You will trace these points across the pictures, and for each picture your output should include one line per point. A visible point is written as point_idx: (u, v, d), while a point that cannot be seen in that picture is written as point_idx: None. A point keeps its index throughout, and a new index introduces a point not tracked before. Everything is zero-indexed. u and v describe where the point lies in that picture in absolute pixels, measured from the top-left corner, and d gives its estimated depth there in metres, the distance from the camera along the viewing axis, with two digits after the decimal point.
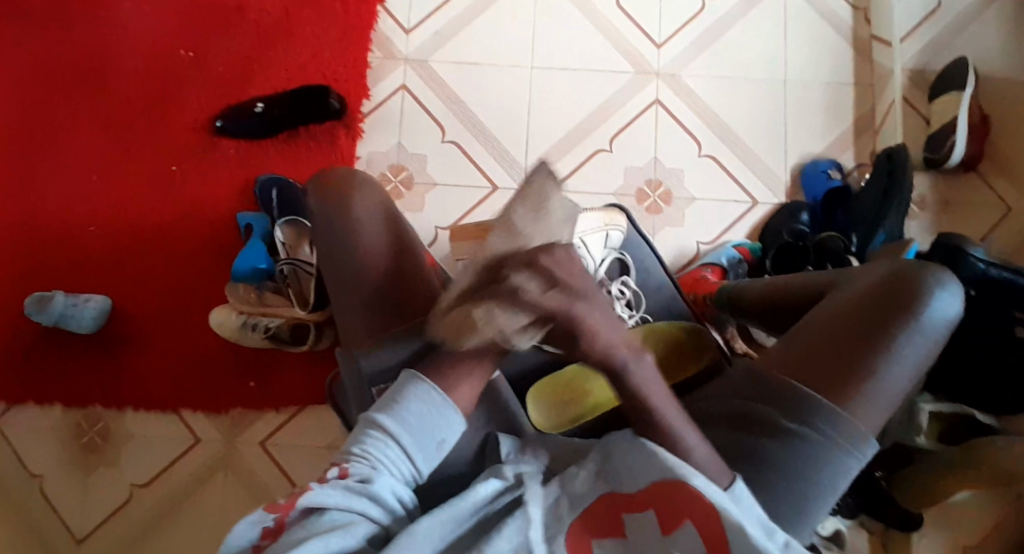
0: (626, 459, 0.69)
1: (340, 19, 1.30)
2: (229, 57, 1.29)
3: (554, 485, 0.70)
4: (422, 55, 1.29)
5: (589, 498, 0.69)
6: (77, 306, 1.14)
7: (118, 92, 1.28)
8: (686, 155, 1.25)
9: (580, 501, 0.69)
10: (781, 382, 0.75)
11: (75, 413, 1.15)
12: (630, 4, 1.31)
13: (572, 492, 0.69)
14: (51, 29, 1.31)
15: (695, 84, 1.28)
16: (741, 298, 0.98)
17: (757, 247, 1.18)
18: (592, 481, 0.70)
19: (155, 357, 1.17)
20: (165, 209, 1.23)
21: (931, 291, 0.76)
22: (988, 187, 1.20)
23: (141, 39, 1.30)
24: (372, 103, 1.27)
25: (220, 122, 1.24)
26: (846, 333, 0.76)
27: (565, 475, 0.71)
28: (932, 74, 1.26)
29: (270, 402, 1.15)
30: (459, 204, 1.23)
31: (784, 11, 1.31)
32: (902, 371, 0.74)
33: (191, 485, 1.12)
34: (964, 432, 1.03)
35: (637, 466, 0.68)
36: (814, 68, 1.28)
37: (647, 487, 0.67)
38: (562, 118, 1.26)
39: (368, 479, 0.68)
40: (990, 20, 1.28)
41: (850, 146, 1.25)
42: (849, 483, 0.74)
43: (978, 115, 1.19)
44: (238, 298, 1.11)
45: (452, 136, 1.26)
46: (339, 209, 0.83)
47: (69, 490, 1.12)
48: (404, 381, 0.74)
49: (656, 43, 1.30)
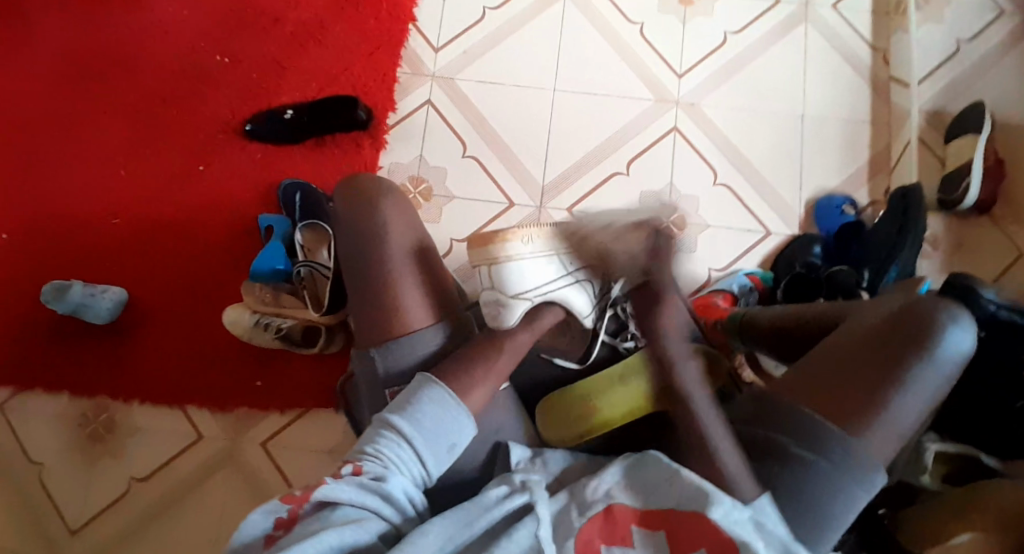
0: (645, 471, 0.72)
1: (370, 32, 1.33)
2: (259, 62, 1.32)
3: (566, 495, 0.71)
4: (448, 71, 1.32)
5: (600, 506, 0.70)
6: (94, 297, 1.15)
7: (148, 90, 1.30)
8: (701, 182, 1.26)
9: (592, 511, 0.69)
10: (793, 408, 0.76)
11: (82, 403, 1.16)
12: (654, 33, 1.34)
13: (582, 501, 0.70)
14: (87, 25, 1.34)
15: (715, 114, 1.30)
16: (753, 323, 0.98)
17: (769, 277, 1.19)
18: (604, 491, 0.71)
19: (166, 352, 1.17)
20: (185, 206, 1.24)
21: (944, 326, 0.76)
22: (1001, 230, 1.21)
23: (175, 40, 1.33)
24: (397, 115, 1.30)
25: (249, 126, 1.27)
26: (859, 363, 0.76)
27: (576, 485, 0.72)
28: (948, 117, 1.28)
29: (275, 404, 1.15)
30: (475, 218, 1.24)
31: (806, 48, 1.33)
32: (913, 404, 0.74)
33: (191, 481, 1.12)
34: (972, 473, 1.00)
35: (656, 482, 0.71)
36: (832, 106, 1.30)
37: (664, 506, 0.69)
38: (581, 139, 1.28)
39: (381, 477, 0.68)
40: (1008, 67, 1.30)
41: (864, 184, 1.26)
42: (856, 515, 0.74)
43: (994, 160, 1.21)
44: (253, 297, 1.13)
45: (472, 151, 1.27)
46: (363, 210, 0.85)
47: (71, 479, 1.12)
48: (418, 384, 0.75)
49: (678, 72, 1.32)
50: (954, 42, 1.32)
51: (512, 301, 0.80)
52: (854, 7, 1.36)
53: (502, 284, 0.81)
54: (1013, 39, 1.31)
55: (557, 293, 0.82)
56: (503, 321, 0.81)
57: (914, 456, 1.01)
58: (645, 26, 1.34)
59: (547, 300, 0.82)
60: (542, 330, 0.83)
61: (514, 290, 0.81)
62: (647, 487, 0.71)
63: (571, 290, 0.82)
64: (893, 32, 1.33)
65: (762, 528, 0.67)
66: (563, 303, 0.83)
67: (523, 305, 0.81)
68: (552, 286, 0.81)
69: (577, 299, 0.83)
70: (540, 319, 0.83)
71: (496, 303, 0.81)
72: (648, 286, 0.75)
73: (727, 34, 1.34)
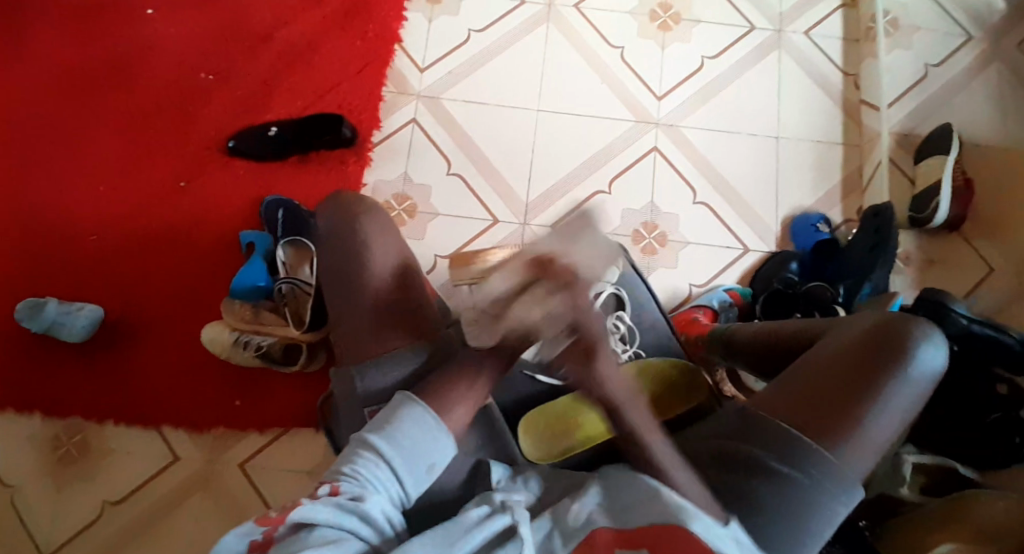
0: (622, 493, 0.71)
1: (356, 52, 1.34)
2: (244, 81, 1.32)
3: (547, 519, 0.71)
4: (433, 92, 1.33)
5: (582, 534, 0.69)
6: (70, 315, 1.13)
7: (131, 106, 1.30)
8: (681, 200, 1.29)
9: (574, 537, 0.70)
10: (773, 423, 0.76)
11: (55, 424, 1.13)
12: (633, 57, 1.37)
13: (565, 527, 0.70)
14: (72, 43, 1.33)
15: (694, 134, 1.33)
16: (736, 339, 0.98)
17: (747, 292, 1.21)
18: (582, 515, 0.71)
19: (145, 370, 1.16)
20: (167, 223, 1.23)
21: (917, 344, 0.77)
22: (971, 248, 1.25)
23: (160, 59, 1.33)
24: (382, 133, 1.30)
25: (232, 143, 1.27)
26: (836, 380, 0.77)
27: (558, 510, 0.72)
28: (918, 138, 1.32)
29: (254, 423, 1.14)
30: (458, 235, 1.25)
31: (782, 72, 1.37)
32: (887, 421, 0.75)
33: (166, 504, 1.10)
34: (950, 485, 1.03)
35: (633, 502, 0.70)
36: (807, 126, 1.34)
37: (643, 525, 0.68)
38: (565, 158, 1.30)
39: (359, 497, 0.67)
40: (975, 89, 1.34)
41: (839, 202, 1.29)
42: (835, 529, 0.74)
43: (963, 179, 1.24)
44: (233, 316, 1.12)
45: (457, 169, 1.28)
46: (348, 229, 0.85)
47: (41, 503, 1.10)
48: (398, 402, 0.75)
49: (658, 94, 1.35)
50: (923, 67, 1.36)
51: None
52: (827, 33, 1.40)
53: None
54: (980, 64, 1.36)
55: None
56: None
57: (893, 469, 1.02)
58: (626, 50, 1.37)
59: None
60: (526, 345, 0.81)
61: None
62: (625, 507, 0.70)
63: None
64: (864, 57, 1.38)
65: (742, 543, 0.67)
66: None
67: None
68: None
69: None
70: None
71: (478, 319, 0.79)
72: (577, 342, 0.61)
73: (704, 58, 1.37)
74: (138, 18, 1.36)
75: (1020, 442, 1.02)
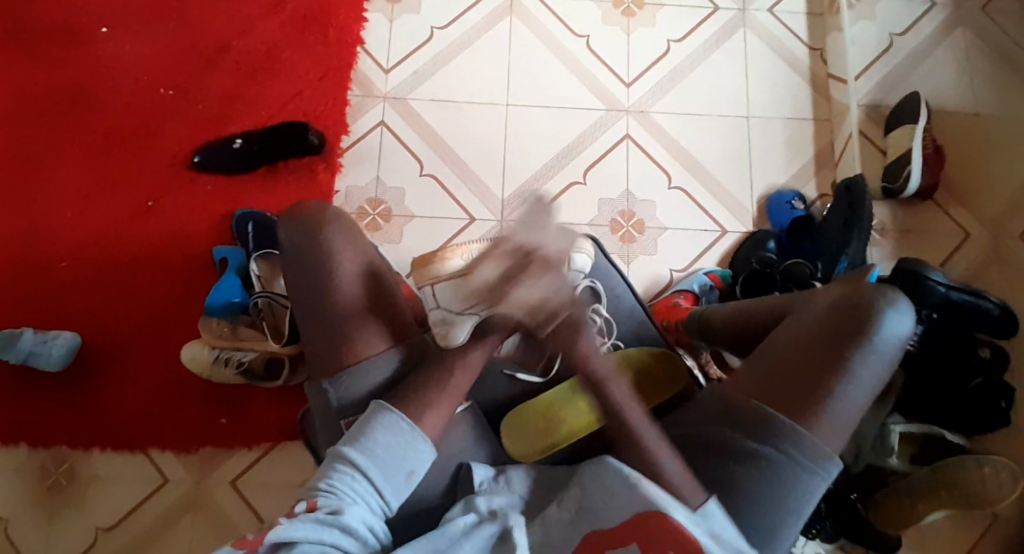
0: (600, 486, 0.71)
1: (318, 57, 1.33)
2: (207, 94, 1.30)
3: (534, 530, 0.72)
4: (400, 93, 1.32)
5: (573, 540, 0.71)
6: (45, 343, 1.12)
7: (94, 128, 1.28)
8: (656, 186, 1.28)
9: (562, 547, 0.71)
10: (744, 403, 0.77)
11: (40, 454, 1.12)
12: (600, 45, 1.36)
13: (552, 538, 0.72)
14: (29, 68, 1.31)
15: (664, 119, 1.32)
16: (711, 325, 0.98)
17: (727, 274, 1.21)
18: (568, 521, 0.72)
19: (126, 394, 1.14)
20: (137, 244, 1.22)
21: (882, 312, 0.77)
22: (945, 213, 1.25)
23: (120, 77, 1.31)
24: (351, 138, 1.29)
25: (198, 157, 1.25)
26: (802, 355, 0.77)
27: (544, 518, 0.73)
28: (887, 108, 1.32)
29: (242, 439, 1.13)
30: (435, 236, 1.24)
31: (748, 52, 1.36)
32: (857, 392, 0.75)
33: (157, 527, 1.09)
34: (933, 452, 1.06)
35: (609, 500, 0.70)
36: (777, 103, 1.33)
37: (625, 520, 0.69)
38: (537, 153, 1.29)
39: (338, 510, 0.67)
40: (941, 55, 1.34)
41: (812, 177, 1.29)
42: (815, 503, 0.75)
43: (932, 146, 1.24)
44: (211, 333, 1.10)
45: (430, 169, 1.27)
46: (310, 239, 0.84)
47: (32, 535, 1.08)
48: (374, 411, 0.74)
49: (627, 81, 1.34)
50: (888, 36, 1.36)
51: (460, 318, 0.77)
52: (790, 9, 1.40)
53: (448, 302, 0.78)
54: (944, 30, 1.36)
55: None
56: (454, 339, 0.78)
57: (880, 440, 1.04)
58: (591, 39, 1.36)
59: None
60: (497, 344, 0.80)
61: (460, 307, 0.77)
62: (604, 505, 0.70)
63: None
64: (829, 30, 1.37)
65: (719, 539, 0.68)
66: None
67: (470, 322, 0.78)
68: None
69: None
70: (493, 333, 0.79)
71: (445, 322, 0.78)
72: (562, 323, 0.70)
73: (670, 41, 1.37)
74: (94, 37, 1.33)
75: (1004, 406, 1.06)
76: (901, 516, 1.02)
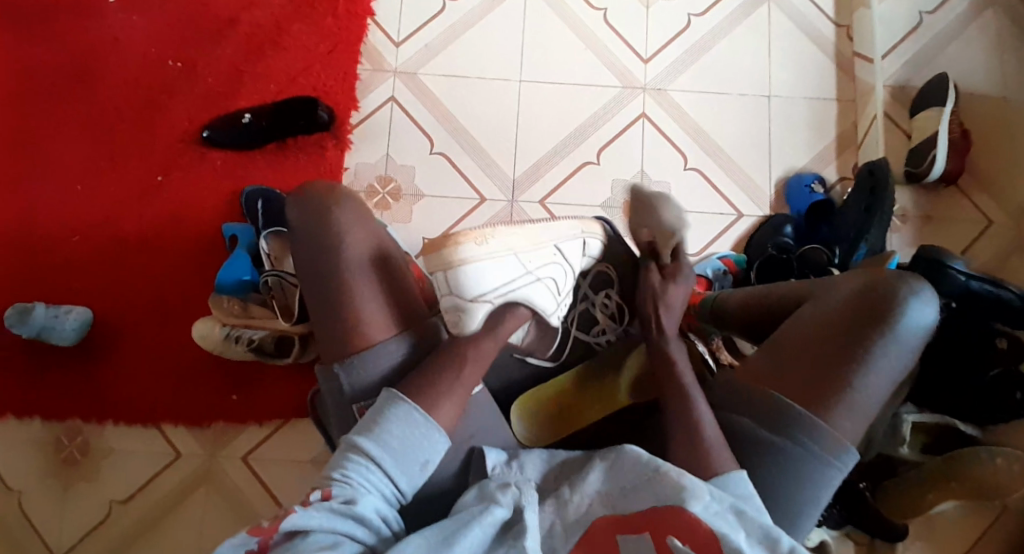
0: (622, 472, 0.72)
1: (328, 30, 1.30)
2: (216, 67, 1.28)
3: (549, 510, 0.71)
4: (410, 68, 1.30)
5: (581, 527, 0.70)
6: (58, 318, 1.12)
7: (104, 101, 1.27)
8: (671, 167, 1.26)
9: (573, 531, 0.70)
10: (759, 391, 0.76)
11: (55, 427, 1.14)
12: (617, 19, 1.32)
13: (566, 519, 0.71)
14: (36, 39, 1.29)
15: (681, 98, 1.29)
16: (725, 309, 0.96)
17: (742, 259, 1.19)
18: (574, 502, 0.71)
19: (138, 370, 1.15)
20: (148, 218, 1.21)
21: (905, 300, 0.75)
22: (968, 200, 1.22)
23: (128, 49, 1.29)
24: (361, 114, 1.27)
25: (207, 133, 1.24)
26: (822, 342, 0.75)
27: (559, 500, 0.72)
28: (913, 90, 1.28)
29: (253, 416, 1.14)
30: (446, 217, 1.23)
31: (770, 29, 1.32)
32: (877, 382, 0.74)
33: (171, 500, 1.11)
34: (947, 442, 1.05)
35: (635, 483, 0.70)
36: (799, 82, 1.30)
37: (643, 510, 0.69)
38: (549, 133, 1.26)
39: (352, 500, 0.67)
40: (971, 34, 1.30)
41: (833, 161, 1.26)
42: (831, 493, 0.75)
43: (959, 131, 1.21)
44: (221, 310, 1.10)
45: (441, 148, 1.26)
46: (318, 219, 0.82)
47: (49, 506, 1.10)
48: (385, 401, 0.74)
49: (643, 58, 1.31)
50: (917, 14, 1.31)
51: (472, 305, 0.79)
52: None
53: (459, 289, 0.79)
54: (976, 8, 1.31)
55: (517, 292, 0.82)
56: (466, 326, 0.79)
57: (892, 430, 1.03)
58: (608, 13, 1.33)
59: (509, 301, 0.82)
60: (507, 335, 0.82)
61: (473, 294, 0.79)
62: (626, 490, 0.70)
63: (532, 289, 0.83)
64: (856, 6, 1.33)
65: (742, 516, 0.66)
66: (526, 303, 0.83)
67: (484, 309, 0.80)
68: (511, 287, 0.81)
69: (538, 297, 0.83)
70: (503, 323, 0.81)
71: (456, 309, 0.79)
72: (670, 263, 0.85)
73: (690, 16, 1.33)
74: (102, 8, 1.31)
75: (1020, 398, 1.04)
76: (904, 502, 1.04)
